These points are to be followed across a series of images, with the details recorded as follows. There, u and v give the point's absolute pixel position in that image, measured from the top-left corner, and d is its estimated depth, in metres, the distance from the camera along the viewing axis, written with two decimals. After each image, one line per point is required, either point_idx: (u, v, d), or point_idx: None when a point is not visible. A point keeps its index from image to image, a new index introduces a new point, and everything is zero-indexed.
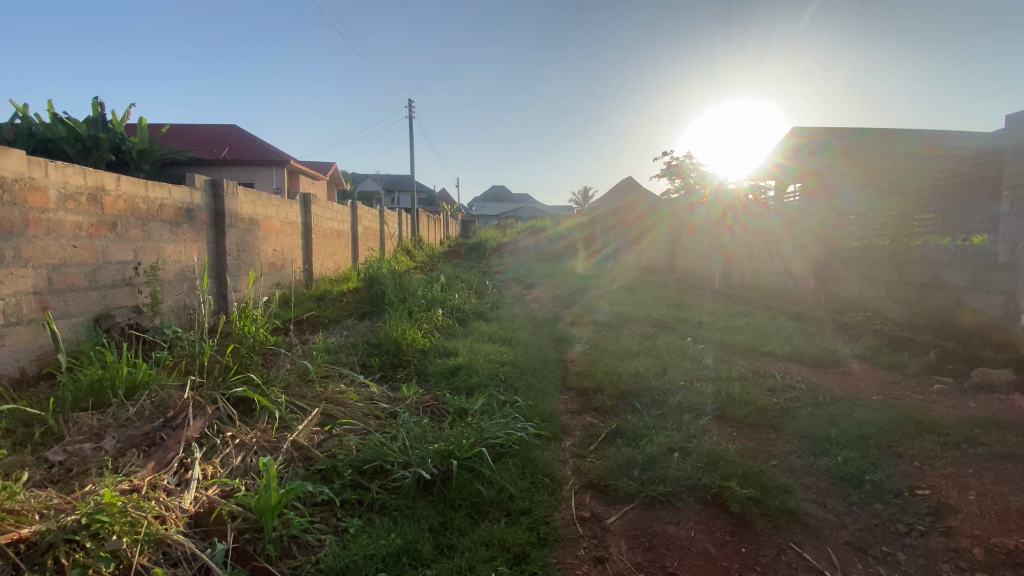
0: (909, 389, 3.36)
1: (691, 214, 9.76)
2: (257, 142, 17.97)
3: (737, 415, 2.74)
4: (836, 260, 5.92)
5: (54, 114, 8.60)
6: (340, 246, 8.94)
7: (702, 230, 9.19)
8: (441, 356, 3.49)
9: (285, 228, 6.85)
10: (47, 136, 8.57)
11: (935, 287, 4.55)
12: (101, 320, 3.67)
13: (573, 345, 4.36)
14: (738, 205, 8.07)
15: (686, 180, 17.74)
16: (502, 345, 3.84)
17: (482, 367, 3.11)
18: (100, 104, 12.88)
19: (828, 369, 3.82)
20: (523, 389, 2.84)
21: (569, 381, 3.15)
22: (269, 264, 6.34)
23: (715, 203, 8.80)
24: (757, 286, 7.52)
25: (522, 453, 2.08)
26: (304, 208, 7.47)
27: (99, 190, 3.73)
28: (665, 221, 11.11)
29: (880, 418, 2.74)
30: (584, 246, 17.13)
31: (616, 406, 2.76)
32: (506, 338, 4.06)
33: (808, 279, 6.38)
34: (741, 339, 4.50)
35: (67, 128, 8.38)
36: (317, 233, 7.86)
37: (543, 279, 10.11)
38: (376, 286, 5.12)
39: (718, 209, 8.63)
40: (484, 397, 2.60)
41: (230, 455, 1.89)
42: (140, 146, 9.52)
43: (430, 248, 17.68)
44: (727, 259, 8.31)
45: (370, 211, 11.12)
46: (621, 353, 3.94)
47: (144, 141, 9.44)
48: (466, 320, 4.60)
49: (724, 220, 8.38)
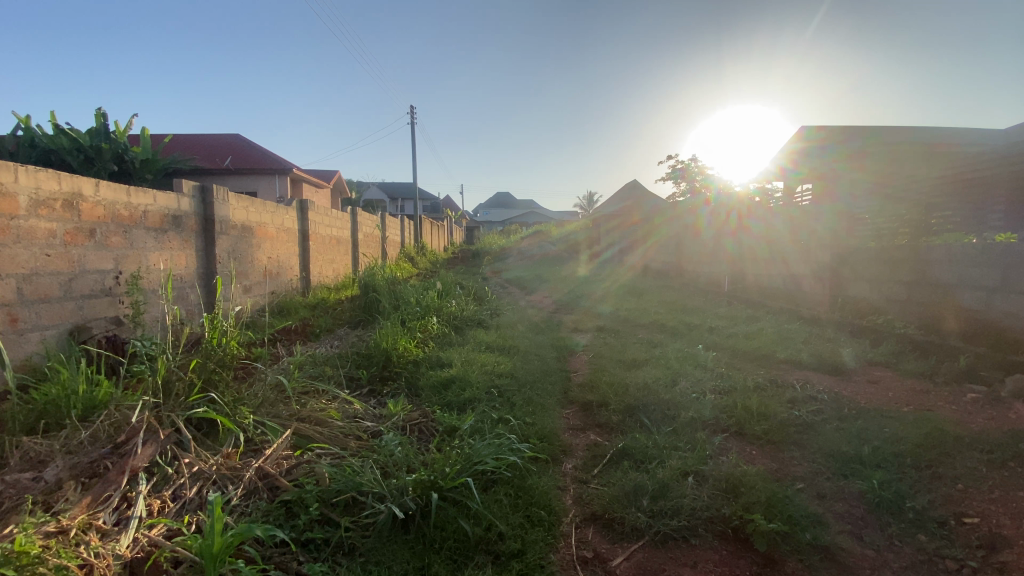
0: (942, 399, 3.08)
1: (695, 217, 9.57)
2: (261, 152, 18.09)
3: (756, 431, 2.48)
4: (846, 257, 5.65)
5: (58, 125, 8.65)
6: (338, 253, 8.76)
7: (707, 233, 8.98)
8: (434, 367, 3.25)
9: (280, 235, 6.68)
10: (50, 147, 8.58)
11: (960, 288, 4.28)
12: (77, 333, 3.49)
13: (576, 354, 4.11)
14: (742, 208, 7.90)
15: (691, 183, 17.52)
16: (500, 354, 3.61)
17: (477, 380, 2.88)
18: (103, 115, 12.88)
19: (850, 378, 3.55)
20: (520, 405, 2.61)
21: (571, 395, 2.91)
22: (263, 271, 6.17)
23: (720, 206, 8.58)
24: (765, 290, 7.24)
25: (518, 480, 1.85)
26: (301, 215, 7.31)
27: (75, 196, 3.56)
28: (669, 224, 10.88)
29: (915, 433, 2.48)
30: (586, 248, 16.89)
31: (623, 422, 2.51)
32: (504, 348, 3.83)
33: (819, 283, 6.11)
34: (754, 346, 4.25)
35: (69, 138, 8.37)
36: (315, 239, 7.70)
37: (546, 283, 9.88)
38: (370, 294, 4.91)
39: (723, 212, 8.41)
40: (476, 415, 2.37)
41: (183, 487, 1.68)
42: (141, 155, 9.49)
43: (432, 255, 17.53)
44: (733, 263, 8.09)
45: (370, 217, 10.99)
46: (627, 362, 3.69)
47: (146, 151, 9.46)
48: (464, 328, 4.35)
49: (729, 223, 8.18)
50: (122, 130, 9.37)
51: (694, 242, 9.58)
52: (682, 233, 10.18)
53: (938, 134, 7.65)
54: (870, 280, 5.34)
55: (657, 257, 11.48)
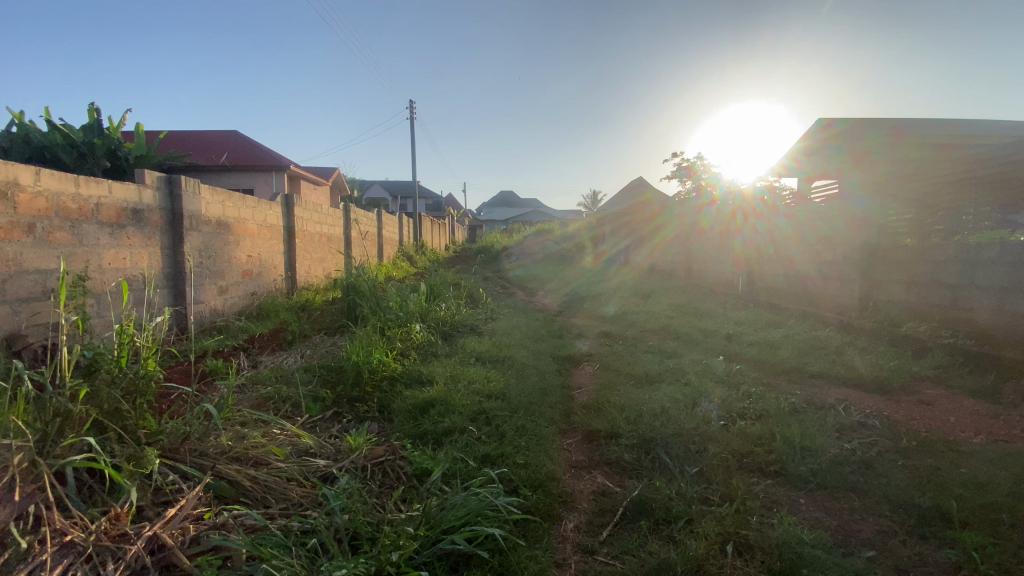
0: (1015, 427, 2.59)
1: (700, 216, 9.14)
2: (259, 149, 17.71)
3: (803, 472, 2.01)
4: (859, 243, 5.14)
5: (49, 119, 8.34)
6: (329, 251, 8.31)
7: (713, 232, 8.56)
8: (413, 384, 2.78)
9: (263, 232, 6.24)
10: (42, 143, 8.29)
11: (1016, 293, 3.77)
12: (10, 342, 3.05)
13: (579, 366, 3.64)
14: (747, 207, 7.51)
15: (696, 181, 17.02)
16: (491, 367, 3.14)
17: (461, 403, 2.41)
18: (95, 110, 12.49)
19: (898, 398, 3.07)
20: (512, 436, 2.14)
21: (574, 421, 2.45)
22: (242, 271, 5.72)
23: (724, 205, 8.19)
24: (781, 291, 6.73)
25: (498, 560, 1.38)
26: (287, 211, 6.87)
27: (10, 185, 3.11)
28: (674, 222, 10.45)
29: (1002, 476, 2.00)
30: (590, 247, 16.37)
31: (637, 460, 2.04)
32: (497, 359, 3.36)
33: (841, 286, 5.64)
34: (781, 357, 3.77)
35: (61, 133, 8.06)
36: (302, 237, 7.25)
37: (549, 284, 9.41)
38: (352, 297, 4.45)
39: (732, 208, 7.92)
40: (453, 455, 1.93)
41: (42, 565, 1.22)
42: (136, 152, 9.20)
43: (431, 253, 17.06)
44: (743, 261, 7.59)
45: (365, 213, 10.55)
46: (639, 377, 3.22)
47: (141, 147, 9.14)
48: (454, 335, 3.89)
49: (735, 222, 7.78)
50: (115, 125, 9.05)
51: (701, 242, 9.13)
52: (687, 232, 9.75)
53: (962, 125, 7.16)
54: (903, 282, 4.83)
55: (663, 255, 11.00)
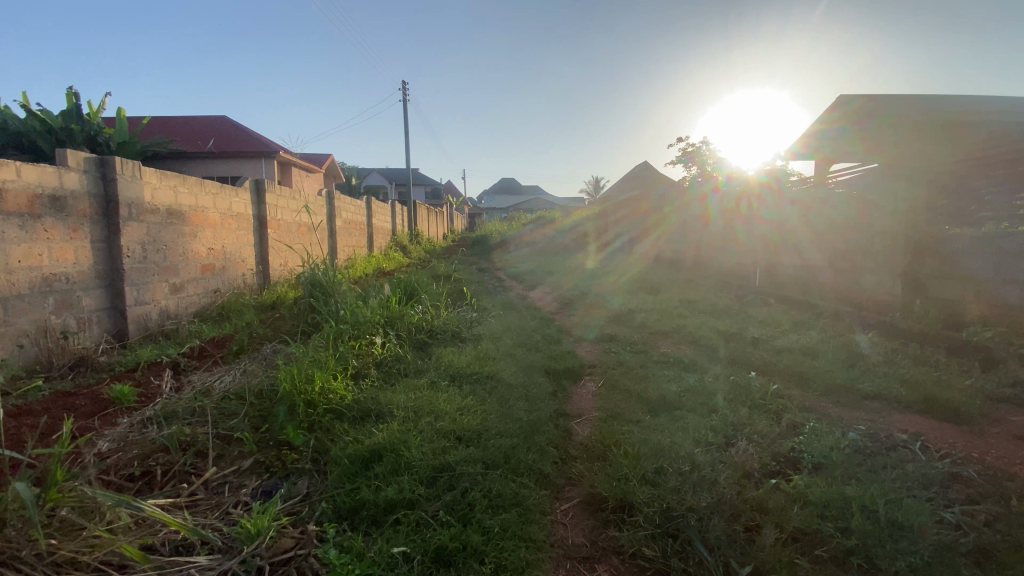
0: None
1: (704, 204, 8.61)
2: (249, 135, 17.06)
3: (901, 571, 1.39)
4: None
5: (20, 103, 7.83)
6: (310, 242, 7.66)
7: (717, 222, 8.05)
8: (365, 418, 2.17)
9: (227, 221, 5.60)
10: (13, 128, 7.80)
11: None
12: None
13: (580, 383, 3.01)
14: (752, 195, 7.04)
15: (702, 167, 16.28)
16: (469, 389, 2.52)
17: (417, 452, 1.79)
18: (75, 94, 11.91)
19: (979, 429, 2.45)
20: (481, 510, 1.53)
21: (571, 478, 1.84)
22: (201, 266, 5.09)
23: (728, 192, 7.71)
24: (797, 283, 6.10)
25: None
26: (257, 198, 6.22)
27: None
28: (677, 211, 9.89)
29: None
30: (592, 236, 15.69)
31: (660, 552, 1.43)
32: (479, 378, 2.73)
33: (863, 279, 5.07)
34: (823, 372, 3.13)
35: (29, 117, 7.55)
36: (276, 227, 6.60)
37: (549, 277, 8.77)
38: (317, 299, 3.82)
39: (746, 192, 7.23)
40: (388, 558, 1.33)
41: None
42: (114, 138, 8.67)
43: (428, 243, 16.42)
44: (756, 251, 6.94)
45: (354, 202, 9.89)
46: (654, 402, 2.59)
47: (118, 133, 8.60)
48: (430, 344, 3.26)
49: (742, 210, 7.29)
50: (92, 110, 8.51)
51: (705, 232, 8.61)
52: (692, 221, 9.19)
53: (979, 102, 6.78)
54: (960, 275, 4.13)
55: (669, 244, 10.29)
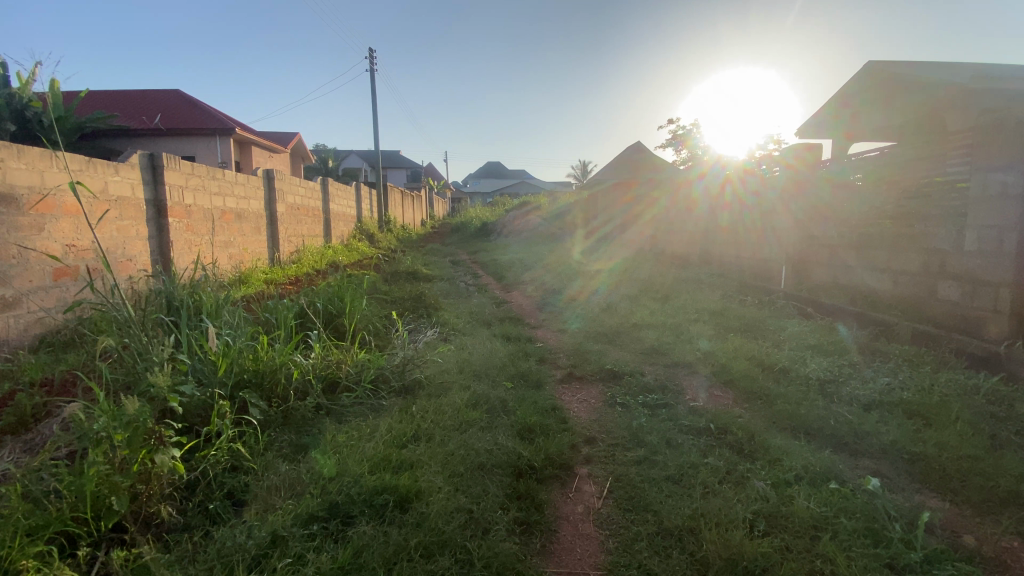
0: None
1: (696, 188, 7.60)
2: (203, 109, 15.27)
3: None
4: (975, 217, 3.39)
5: None
6: (239, 233, 6.24)
7: (712, 208, 7.06)
8: None
9: (107, 208, 4.14)
10: None
11: None
12: None
13: (573, 489, 1.77)
14: (753, 178, 6.06)
15: (693, 150, 15.16)
16: (345, 551, 1.28)
17: None
18: None
19: None
20: None
21: None
22: (56, 274, 3.65)
23: (724, 174, 6.73)
24: (833, 285, 4.85)
25: None
26: (154, 176, 4.76)
27: None
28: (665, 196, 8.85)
29: None
30: (579, 223, 14.41)
31: None
32: (382, 509, 1.47)
33: (901, 281, 4.04)
34: (963, 459, 1.95)
35: None
36: (186, 214, 5.17)
37: (532, 272, 7.46)
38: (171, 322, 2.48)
39: (756, 174, 6.03)
40: None
41: None
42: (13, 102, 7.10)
43: (400, 231, 14.96)
44: (769, 244, 5.78)
45: (304, 184, 8.43)
46: (719, 563, 1.35)
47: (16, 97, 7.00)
48: (324, 416, 1.98)
49: (743, 196, 6.30)
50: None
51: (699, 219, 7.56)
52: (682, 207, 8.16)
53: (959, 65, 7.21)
54: None
55: (661, 233, 9.08)
